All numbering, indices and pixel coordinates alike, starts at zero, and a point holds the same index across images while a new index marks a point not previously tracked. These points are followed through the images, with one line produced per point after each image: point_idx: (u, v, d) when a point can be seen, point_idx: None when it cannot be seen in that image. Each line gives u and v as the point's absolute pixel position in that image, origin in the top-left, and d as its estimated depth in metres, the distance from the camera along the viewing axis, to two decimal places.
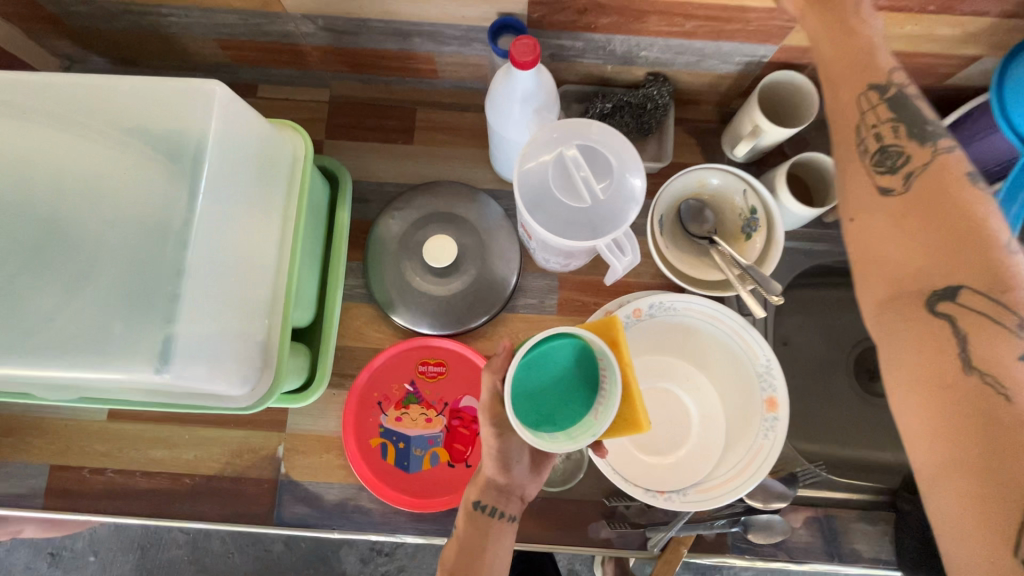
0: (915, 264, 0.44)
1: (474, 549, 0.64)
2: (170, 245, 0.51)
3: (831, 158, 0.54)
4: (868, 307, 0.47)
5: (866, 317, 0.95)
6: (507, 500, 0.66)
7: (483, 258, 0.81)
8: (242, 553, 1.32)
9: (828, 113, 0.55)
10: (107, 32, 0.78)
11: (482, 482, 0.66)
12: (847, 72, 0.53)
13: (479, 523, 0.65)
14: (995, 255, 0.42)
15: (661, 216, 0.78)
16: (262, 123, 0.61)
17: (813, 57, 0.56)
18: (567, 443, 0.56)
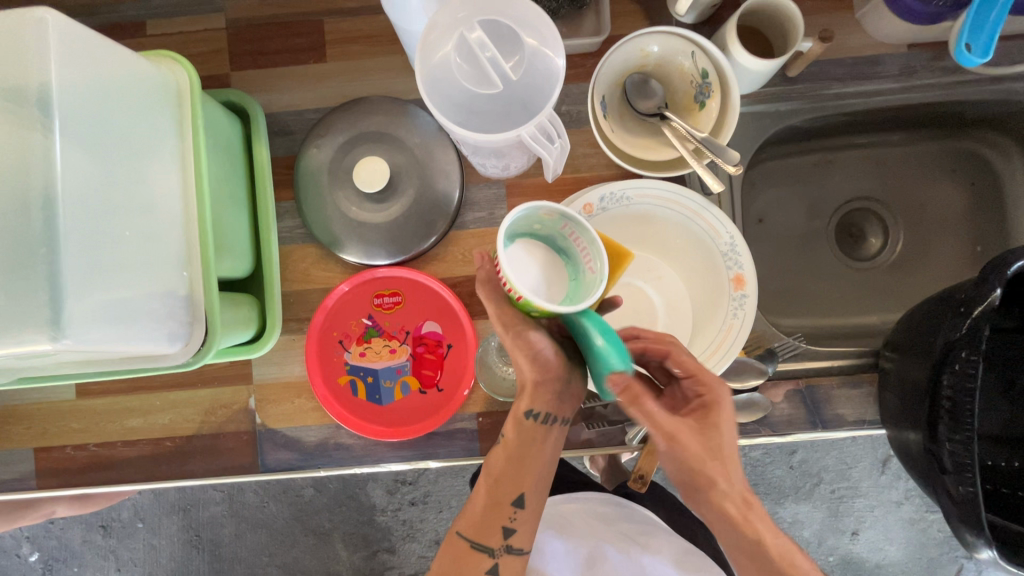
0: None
1: (520, 454, 0.60)
2: (34, 202, 0.46)
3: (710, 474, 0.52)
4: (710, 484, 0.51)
5: (847, 178, 0.89)
6: (557, 401, 0.59)
7: (421, 176, 0.75)
8: (276, 502, 1.30)
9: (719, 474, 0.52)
10: None
11: (530, 388, 0.59)
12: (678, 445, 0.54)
13: (527, 429, 0.60)
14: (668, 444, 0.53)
15: (603, 98, 0.70)
16: (120, 53, 0.54)
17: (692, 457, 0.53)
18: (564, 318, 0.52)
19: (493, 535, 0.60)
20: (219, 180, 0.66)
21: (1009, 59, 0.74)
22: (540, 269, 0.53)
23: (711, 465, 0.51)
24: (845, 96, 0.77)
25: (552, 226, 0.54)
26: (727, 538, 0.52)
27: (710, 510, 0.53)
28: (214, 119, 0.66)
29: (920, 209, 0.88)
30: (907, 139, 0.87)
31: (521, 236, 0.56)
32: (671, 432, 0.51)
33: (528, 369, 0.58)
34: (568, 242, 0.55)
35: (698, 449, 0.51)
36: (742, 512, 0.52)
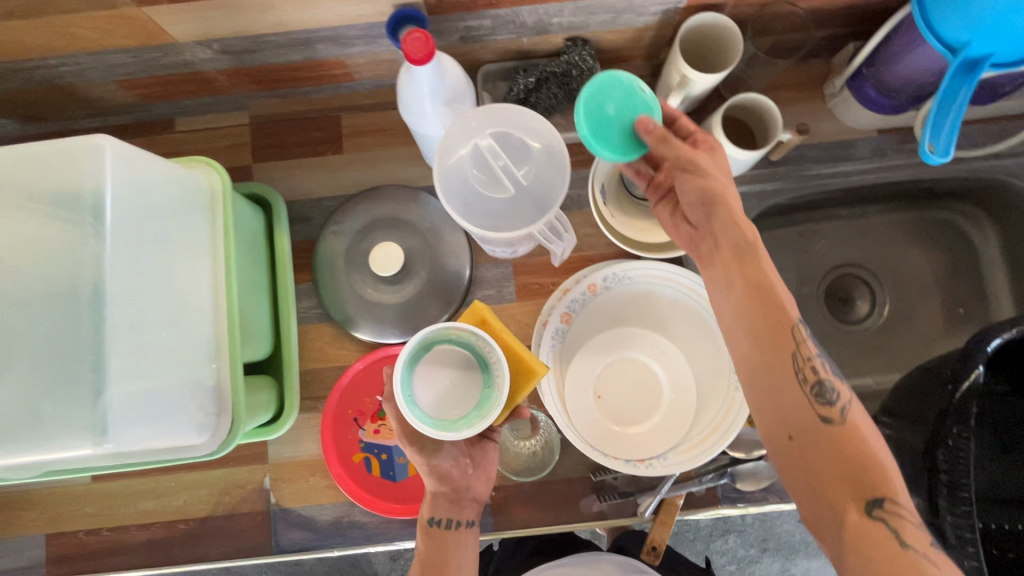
0: (746, 319, 0.56)
1: (436, 559, 0.62)
2: (84, 317, 0.51)
3: (770, 302, 0.55)
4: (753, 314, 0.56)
5: (834, 246, 0.94)
6: (458, 506, 0.66)
7: (433, 257, 0.80)
8: None
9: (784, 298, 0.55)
10: (5, 93, 0.75)
11: (429, 497, 0.65)
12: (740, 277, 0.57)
13: (437, 536, 0.64)
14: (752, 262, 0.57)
15: (602, 186, 0.76)
16: (160, 162, 0.58)
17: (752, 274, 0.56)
18: (459, 426, 0.59)
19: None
20: (243, 270, 0.69)
21: (971, 140, 0.81)
22: (448, 380, 0.61)
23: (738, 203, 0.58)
24: (824, 176, 0.83)
25: (468, 337, 0.62)
26: (776, 365, 0.55)
27: (708, 219, 0.60)
28: (240, 214, 0.71)
29: (902, 274, 0.93)
30: (887, 210, 0.93)
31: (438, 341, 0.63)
32: (721, 189, 0.58)
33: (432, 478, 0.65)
34: (484, 353, 0.62)
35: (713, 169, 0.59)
36: (742, 232, 0.57)
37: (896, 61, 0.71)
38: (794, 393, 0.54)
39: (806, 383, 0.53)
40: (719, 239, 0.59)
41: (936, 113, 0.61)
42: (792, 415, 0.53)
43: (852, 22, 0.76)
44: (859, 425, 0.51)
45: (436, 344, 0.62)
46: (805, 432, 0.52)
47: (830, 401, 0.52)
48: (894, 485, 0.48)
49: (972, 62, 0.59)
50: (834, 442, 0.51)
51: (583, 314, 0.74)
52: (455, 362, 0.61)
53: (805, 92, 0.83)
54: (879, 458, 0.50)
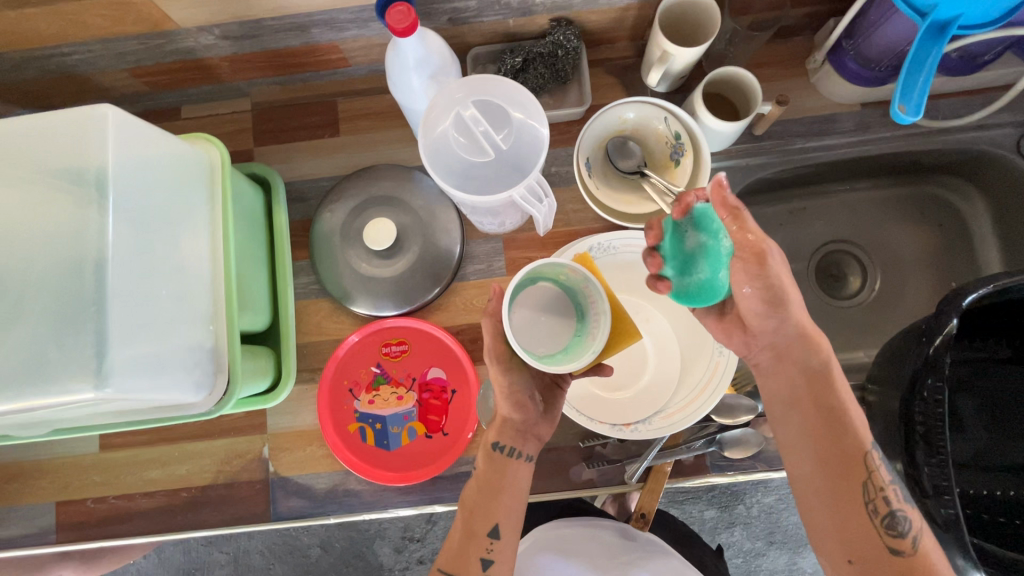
0: (818, 442, 0.56)
1: (492, 485, 0.66)
2: (88, 269, 0.54)
3: (840, 423, 0.56)
4: (818, 432, 0.57)
5: (824, 223, 0.95)
6: (519, 437, 0.68)
7: (425, 233, 0.82)
8: (283, 565, 1.27)
9: (854, 422, 0.56)
10: (24, 81, 0.80)
11: (499, 423, 0.69)
12: (808, 397, 0.58)
13: (497, 461, 0.67)
14: (827, 386, 0.58)
15: (587, 159, 0.78)
16: (164, 135, 0.62)
17: (822, 395, 0.58)
18: (557, 361, 0.65)
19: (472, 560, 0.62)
20: (243, 242, 0.73)
21: (953, 112, 0.82)
22: (547, 318, 0.67)
23: (817, 333, 0.60)
24: (809, 151, 0.84)
25: (575, 282, 0.68)
26: (842, 486, 0.55)
27: (779, 333, 0.61)
28: (241, 189, 0.74)
29: (894, 251, 0.94)
30: (876, 186, 0.94)
31: (548, 279, 0.69)
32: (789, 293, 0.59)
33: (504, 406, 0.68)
34: (585, 301, 0.68)
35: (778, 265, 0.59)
36: (819, 357, 0.59)
37: (873, 32, 0.73)
38: (863, 517, 0.54)
39: (876, 513, 0.53)
40: (789, 360, 0.60)
41: (909, 75, 0.62)
42: (859, 539, 0.53)
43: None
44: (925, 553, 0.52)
45: (542, 279, 0.69)
46: (868, 557, 0.52)
47: (900, 532, 0.52)
48: None
49: (941, 25, 0.61)
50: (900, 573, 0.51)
51: None
52: (554, 301, 0.68)
53: (789, 68, 0.84)
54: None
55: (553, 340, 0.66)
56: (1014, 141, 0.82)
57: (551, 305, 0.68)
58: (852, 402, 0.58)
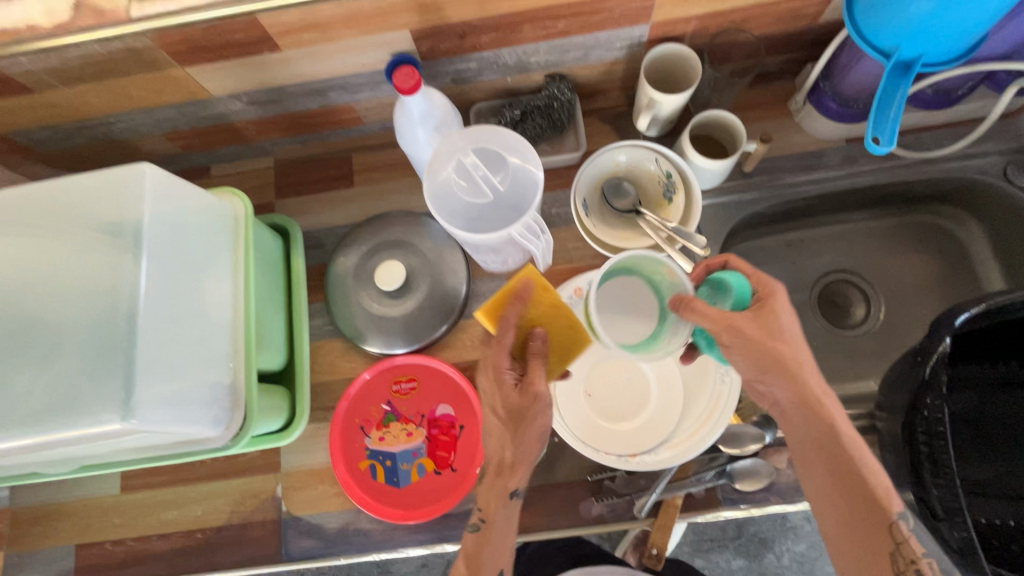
0: (840, 520, 0.59)
1: (500, 531, 0.69)
2: (122, 312, 0.59)
3: (851, 489, 0.58)
4: (832, 498, 0.59)
5: (822, 254, 0.97)
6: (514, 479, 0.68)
7: (433, 273, 0.87)
8: None
9: (870, 487, 0.57)
10: (74, 148, 0.89)
11: (505, 467, 0.68)
12: (822, 462, 0.60)
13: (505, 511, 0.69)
14: (839, 452, 0.59)
15: (585, 200, 0.83)
16: (197, 190, 0.69)
17: (829, 462, 0.60)
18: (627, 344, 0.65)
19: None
20: (263, 287, 0.78)
21: (937, 143, 0.86)
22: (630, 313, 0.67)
23: (817, 398, 0.61)
24: (799, 185, 0.88)
25: (668, 285, 0.67)
26: (865, 551, 0.57)
27: (776, 397, 0.64)
28: (262, 238, 0.80)
29: (895, 280, 0.95)
30: (870, 217, 0.96)
31: (644, 274, 0.69)
32: (776, 357, 0.60)
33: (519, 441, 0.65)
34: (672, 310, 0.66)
35: (752, 330, 0.60)
36: (824, 423, 0.60)
37: (847, 72, 0.79)
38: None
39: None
40: (792, 426, 0.63)
41: (881, 109, 0.66)
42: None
43: (807, 44, 0.84)
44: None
45: (638, 272, 0.69)
46: None
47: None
48: None
49: (905, 64, 0.66)
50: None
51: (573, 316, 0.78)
52: (640, 295, 0.68)
53: (773, 110, 0.90)
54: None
55: (626, 325, 0.67)
56: (1001, 167, 0.84)
57: (635, 297, 0.68)
58: (865, 468, 0.58)
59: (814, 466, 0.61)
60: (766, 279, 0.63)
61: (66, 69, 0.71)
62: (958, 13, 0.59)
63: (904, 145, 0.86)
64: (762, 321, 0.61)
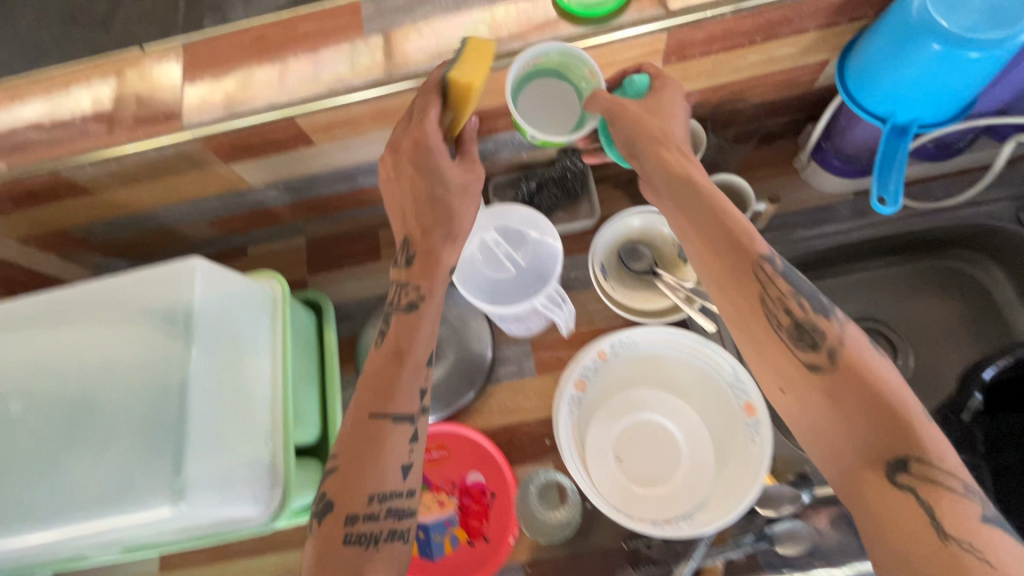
0: (773, 362, 0.56)
1: (387, 383, 0.59)
2: (172, 399, 0.63)
3: (742, 298, 0.57)
4: (761, 328, 0.56)
5: (843, 301, 0.96)
6: (443, 247, 0.66)
7: (459, 341, 0.89)
8: None
9: (734, 232, 0.58)
10: (124, 237, 0.96)
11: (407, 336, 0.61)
12: (734, 275, 0.57)
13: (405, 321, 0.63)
14: (738, 254, 0.57)
15: (602, 264, 0.85)
16: (239, 275, 0.74)
17: (700, 216, 0.60)
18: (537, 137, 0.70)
19: (378, 485, 0.54)
20: (298, 362, 0.82)
21: (946, 192, 0.88)
22: (541, 93, 0.73)
23: (680, 159, 0.64)
24: (812, 239, 0.90)
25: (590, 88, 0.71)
26: (808, 388, 0.53)
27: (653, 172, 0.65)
28: (297, 314, 0.84)
29: (919, 325, 0.94)
30: (887, 263, 0.96)
31: (550, 66, 0.72)
32: (660, 133, 0.65)
33: (429, 160, 0.64)
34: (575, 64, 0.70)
35: (637, 108, 0.66)
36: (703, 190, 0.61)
37: (846, 133, 0.82)
38: (829, 393, 0.52)
39: (833, 407, 0.52)
40: (702, 264, 0.61)
41: (883, 170, 0.69)
42: (861, 474, 0.49)
43: (806, 107, 0.88)
44: (867, 381, 0.51)
45: (545, 74, 0.73)
46: (857, 475, 0.50)
47: (813, 344, 0.54)
48: (926, 443, 0.48)
49: (901, 127, 0.70)
50: (899, 486, 0.47)
51: (596, 381, 0.79)
52: (553, 94, 0.73)
53: (779, 168, 0.93)
54: (952, 473, 0.47)
55: (541, 108, 0.72)
56: (1013, 213, 0.86)
57: (551, 100, 0.72)
58: (769, 274, 0.56)
59: (725, 298, 0.59)
60: (675, 86, 0.69)
61: (125, 173, 0.78)
62: (944, 82, 0.63)
63: (912, 196, 0.89)
64: (651, 109, 0.66)
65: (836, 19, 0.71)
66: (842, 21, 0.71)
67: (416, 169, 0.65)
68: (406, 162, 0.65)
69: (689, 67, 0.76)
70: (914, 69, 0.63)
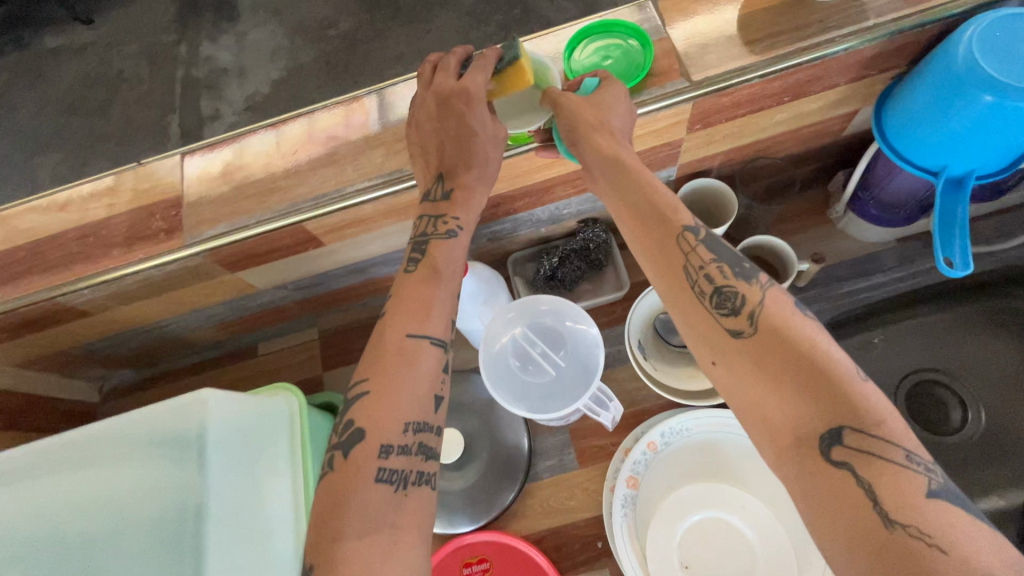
0: (655, 262, 0.52)
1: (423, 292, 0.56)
2: (184, 558, 0.55)
3: (639, 224, 0.54)
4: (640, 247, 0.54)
5: (900, 352, 0.88)
6: (477, 187, 0.62)
7: (491, 436, 0.83)
8: None
9: (638, 179, 0.54)
10: (126, 350, 0.91)
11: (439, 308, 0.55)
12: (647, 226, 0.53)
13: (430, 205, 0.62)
14: (651, 208, 0.53)
15: (640, 342, 0.79)
16: (252, 397, 0.68)
17: (605, 169, 0.57)
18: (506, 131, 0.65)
19: (413, 414, 0.51)
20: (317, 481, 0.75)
21: (999, 232, 0.85)
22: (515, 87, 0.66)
23: (611, 142, 0.57)
24: (854, 293, 0.86)
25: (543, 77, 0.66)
26: (699, 308, 0.49)
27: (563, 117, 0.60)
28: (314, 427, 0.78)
29: (987, 373, 0.86)
30: (942, 307, 0.88)
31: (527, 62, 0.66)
32: (588, 119, 0.58)
33: (474, 115, 0.59)
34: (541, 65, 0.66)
35: (576, 104, 0.59)
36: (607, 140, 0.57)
37: (886, 183, 0.77)
38: (752, 355, 0.45)
39: (703, 294, 0.49)
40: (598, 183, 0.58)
41: (944, 228, 0.64)
42: (819, 501, 0.40)
43: (835, 155, 0.84)
44: (794, 341, 0.43)
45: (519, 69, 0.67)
46: (730, 355, 0.46)
47: (733, 309, 0.47)
48: (888, 468, 0.38)
49: (956, 179, 0.65)
50: (834, 462, 0.39)
51: (649, 477, 0.73)
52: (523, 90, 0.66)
53: (812, 219, 0.88)
54: (891, 440, 0.39)
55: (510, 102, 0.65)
56: None
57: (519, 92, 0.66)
58: (714, 285, 0.48)
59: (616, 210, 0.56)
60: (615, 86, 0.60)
61: (125, 292, 0.73)
62: (1006, 137, 0.58)
63: None
64: (590, 100, 0.59)
65: (868, 72, 0.67)
66: (875, 72, 0.67)
67: (456, 115, 0.60)
68: (441, 110, 0.60)
69: (714, 131, 0.72)
70: (970, 125, 0.58)
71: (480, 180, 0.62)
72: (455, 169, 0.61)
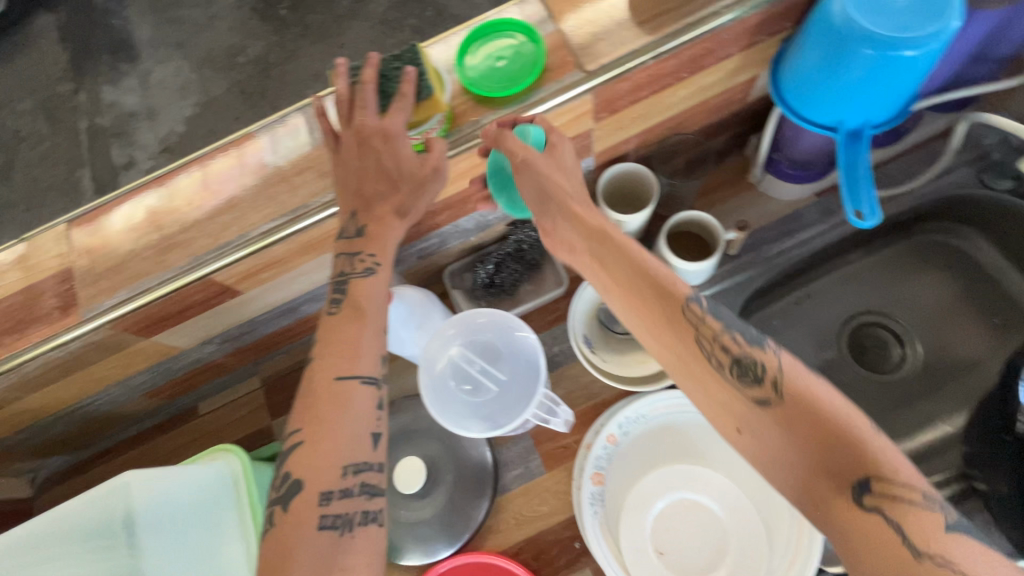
0: (665, 344, 0.53)
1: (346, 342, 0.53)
2: None
3: (642, 307, 0.54)
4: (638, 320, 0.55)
5: (836, 299, 0.90)
6: (393, 220, 0.58)
7: (454, 456, 0.80)
8: None
9: (636, 260, 0.55)
10: (50, 437, 0.84)
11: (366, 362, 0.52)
12: (652, 310, 0.54)
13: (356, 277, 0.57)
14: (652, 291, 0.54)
15: (585, 336, 0.78)
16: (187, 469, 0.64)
17: (595, 252, 0.58)
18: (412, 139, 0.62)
19: (350, 456, 0.49)
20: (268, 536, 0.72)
21: (905, 173, 0.87)
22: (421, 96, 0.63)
23: (602, 228, 0.58)
24: (788, 251, 0.86)
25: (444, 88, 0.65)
26: (716, 386, 0.50)
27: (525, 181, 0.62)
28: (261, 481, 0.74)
29: (919, 306, 0.89)
30: (869, 251, 0.92)
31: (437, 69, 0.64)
32: (552, 186, 0.60)
33: (392, 151, 0.56)
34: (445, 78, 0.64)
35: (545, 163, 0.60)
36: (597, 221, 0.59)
37: (795, 142, 0.79)
38: (776, 420, 0.46)
39: (721, 365, 0.50)
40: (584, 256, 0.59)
41: (850, 180, 0.66)
42: (856, 552, 0.42)
43: (746, 119, 0.85)
44: (813, 401, 0.45)
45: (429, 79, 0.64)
46: (757, 427, 0.47)
47: (754, 378, 0.48)
48: (914, 513, 0.40)
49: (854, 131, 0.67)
50: (865, 508, 0.41)
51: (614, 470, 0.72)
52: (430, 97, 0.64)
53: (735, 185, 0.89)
54: (905, 482, 0.41)
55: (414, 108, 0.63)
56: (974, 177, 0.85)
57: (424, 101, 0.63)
58: (722, 352, 0.50)
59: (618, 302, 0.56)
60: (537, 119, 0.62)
61: (31, 380, 0.68)
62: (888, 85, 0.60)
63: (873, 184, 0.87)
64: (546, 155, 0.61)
65: (757, 37, 0.68)
66: (764, 37, 0.68)
67: (364, 152, 0.58)
68: (358, 146, 0.57)
69: (622, 116, 0.72)
70: (855, 78, 0.60)
71: (397, 212, 0.58)
72: (372, 200, 0.58)
